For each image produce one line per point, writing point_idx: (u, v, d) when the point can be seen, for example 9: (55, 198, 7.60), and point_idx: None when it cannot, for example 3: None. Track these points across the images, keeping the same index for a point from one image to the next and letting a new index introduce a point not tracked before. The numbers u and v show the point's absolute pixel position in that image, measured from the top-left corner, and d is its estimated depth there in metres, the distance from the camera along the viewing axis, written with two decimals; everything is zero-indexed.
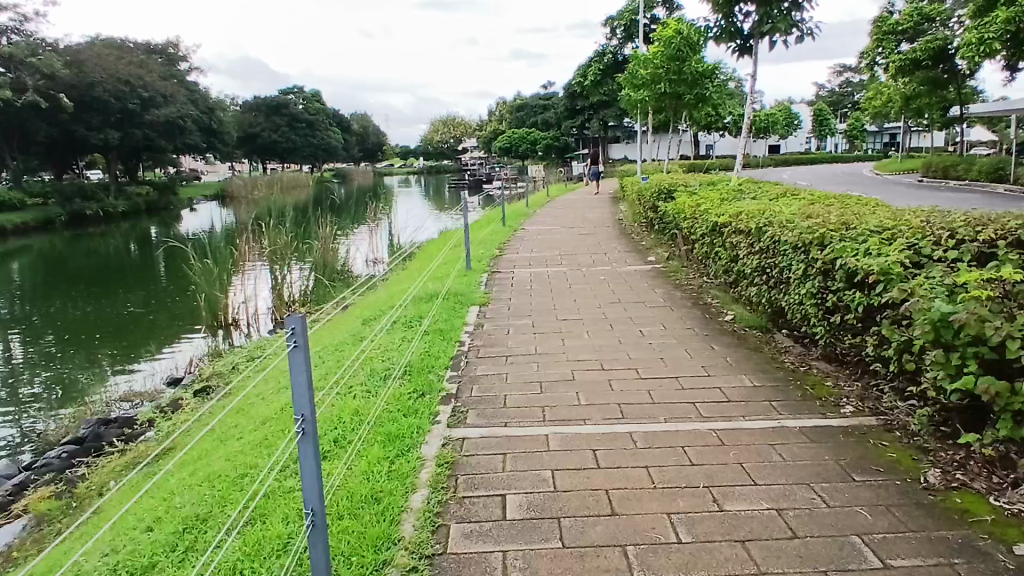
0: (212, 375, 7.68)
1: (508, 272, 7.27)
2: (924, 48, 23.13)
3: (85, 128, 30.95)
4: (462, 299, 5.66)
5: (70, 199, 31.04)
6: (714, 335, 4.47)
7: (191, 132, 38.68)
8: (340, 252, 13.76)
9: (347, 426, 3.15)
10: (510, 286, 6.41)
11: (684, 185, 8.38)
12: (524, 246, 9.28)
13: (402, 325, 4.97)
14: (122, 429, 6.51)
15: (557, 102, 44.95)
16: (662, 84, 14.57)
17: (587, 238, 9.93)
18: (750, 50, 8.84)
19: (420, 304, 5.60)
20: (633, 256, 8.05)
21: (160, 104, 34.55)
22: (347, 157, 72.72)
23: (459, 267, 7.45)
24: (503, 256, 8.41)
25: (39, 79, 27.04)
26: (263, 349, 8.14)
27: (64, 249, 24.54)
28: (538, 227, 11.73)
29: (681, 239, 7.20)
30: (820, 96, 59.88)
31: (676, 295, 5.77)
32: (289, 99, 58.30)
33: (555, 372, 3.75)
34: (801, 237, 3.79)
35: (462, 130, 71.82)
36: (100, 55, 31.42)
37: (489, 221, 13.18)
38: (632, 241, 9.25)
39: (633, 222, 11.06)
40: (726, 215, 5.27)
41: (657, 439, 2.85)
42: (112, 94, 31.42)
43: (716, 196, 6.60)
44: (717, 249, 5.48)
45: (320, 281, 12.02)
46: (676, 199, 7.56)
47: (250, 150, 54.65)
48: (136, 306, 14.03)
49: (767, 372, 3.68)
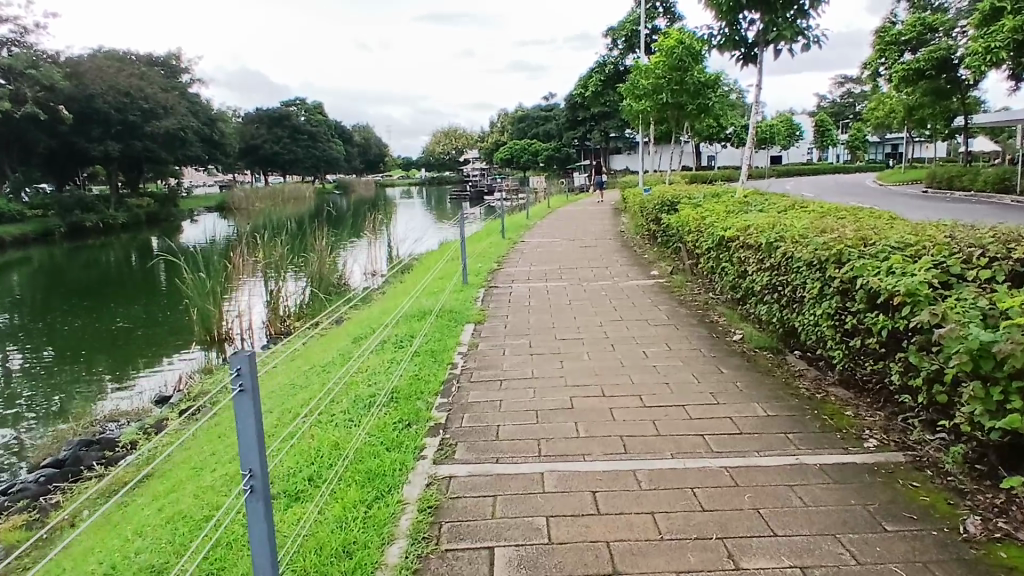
0: (201, 394, 7.45)
1: (505, 287, 7.01)
2: (927, 58, 22.99)
3: (85, 140, 30.87)
4: (456, 317, 5.41)
5: (69, 210, 30.94)
6: (722, 356, 4.20)
7: (191, 143, 38.64)
8: (337, 265, 13.57)
9: (323, 462, 2.90)
10: (507, 302, 6.16)
11: (687, 196, 8.13)
12: (523, 259, 9.06)
13: (391, 345, 4.72)
14: (103, 452, 6.25)
15: (558, 113, 44.87)
16: (664, 95, 14.34)
17: (588, 251, 9.70)
18: (755, 59, 8.61)
19: (408, 323, 5.34)
20: (636, 271, 7.77)
21: (160, 116, 34.53)
22: (349, 168, 72.80)
23: (455, 282, 7.21)
24: (502, 269, 8.19)
25: (38, 90, 26.97)
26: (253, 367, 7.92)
27: (62, 261, 24.37)
28: (539, 239, 11.49)
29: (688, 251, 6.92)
30: (822, 106, 59.82)
31: (682, 312, 5.50)
32: (291, 111, 58.39)
33: (553, 399, 3.48)
34: (815, 254, 3.53)
35: (463, 142, 71.94)
36: (101, 67, 31.42)
37: (488, 233, 12.98)
38: (634, 254, 9.01)
39: (635, 234, 10.82)
40: (732, 229, 5.02)
41: (664, 479, 2.58)
42: (113, 105, 31.35)
43: (722, 208, 6.36)
44: (723, 264, 5.22)
45: (315, 295, 11.86)
46: (680, 211, 7.31)
47: (252, 161, 54.71)
48: (127, 320, 13.77)
49: (781, 399, 3.41)
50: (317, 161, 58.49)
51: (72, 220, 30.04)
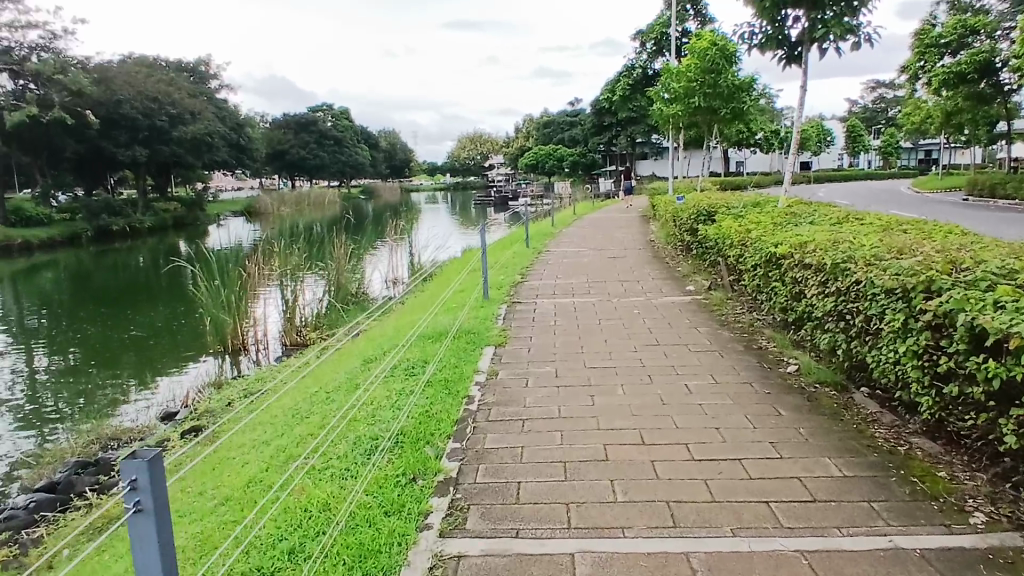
0: (206, 412, 7.06)
1: (529, 302, 6.53)
2: (969, 60, 22.09)
3: (113, 144, 31.00)
4: (474, 339, 4.92)
5: (96, 214, 31.06)
6: (779, 393, 3.66)
7: (218, 148, 38.72)
8: (356, 273, 13.16)
9: (308, 528, 2.43)
10: (531, 321, 5.66)
11: (725, 206, 7.58)
12: (548, 270, 8.56)
13: (400, 373, 4.23)
14: (97, 477, 5.87)
15: (584, 118, 44.30)
16: (696, 98, 13.74)
17: (617, 262, 9.19)
18: (799, 59, 8.04)
19: (421, 345, 4.85)
20: (669, 286, 7.21)
21: (187, 121, 34.63)
22: (375, 173, 72.92)
23: (476, 296, 6.74)
24: (525, 282, 7.71)
25: (66, 95, 27.07)
26: (262, 383, 7.50)
27: (89, 265, 24.37)
28: (565, 249, 10.99)
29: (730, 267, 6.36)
30: (853, 111, 58.58)
31: (726, 335, 4.93)
32: (318, 117, 58.56)
33: (585, 449, 2.96)
34: (897, 280, 2.98)
35: (489, 147, 71.75)
36: (129, 73, 31.58)
37: (511, 242, 12.51)
38: (666, 266, 8.48)
39: (667, 244, 10.27)
40: (786, 245, 4.48)
41: (726, 569, 2.06)
42: (141, 110, 31.43)
43: (769, 220, 5.82)
44: (774, 283, 4.67)
45: (332, 305, 11.44)
46: (719, 222, 6.78)
47: (279, 166, 54.92)
48: (143, 325, 13.48)
49: (857, 454, 2.87)
50: (343, 166, 58.51)
51: (99, 224, 30.11)
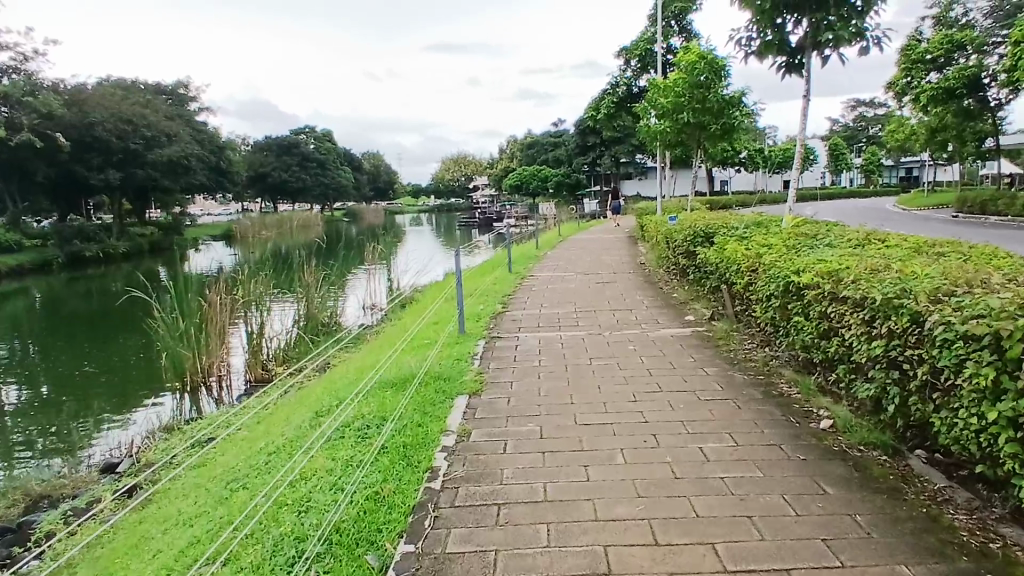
0: (149, 464, 6.28)
1: (510, 337, 5.81)
2: (957, 76, 21.88)
3: (85, 168, 30.10)
4: (444, 387, 4.18)
5: (69, 240, 30.11)
6: (815, 462, 2.96)
7: (195, 171, 37.92)
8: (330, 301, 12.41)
9: None
10: (512, 361, 4.95)
11: (724, 226, 6.93)
12: (533, 298, 7.87)
13: (352, 435, 3.49)
14: (9, 550, 5.08)
15: (568, 139, 43.95)
16: (685, 113, 13.17)
17: (607, 287, 8.52)
18: (800, 67, 7.45)
19: (382, 395, 4.12)
20: (666, 315, 6.50)
21: (164, 144, 33.83)
22: (358, 196, 72.38)
23: (450, 331, 6.00)
24: (506, 311, 7.02)
25: (36, 118, 26.19)
26: (214, 430, 6.72)
27: (59, 292, 23.43)
28: (551, 273, 10.33)
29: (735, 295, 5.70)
30: (834, 129, 58.74)
31: (739, 377, 4.25)
32: (300, 139, 58.00)
33: (579, 555, 2.23)
34: (979, 327, 2.31)
35: (473, 168, 71.49)
36: (103, 96, 30.78)
37: (493, 266, 11.86)
38: (660, 291, 7.83)
39: (658, 267, 9.64)
40: (810, 273, 3.82)
41: None
42: (114, 133, 30.54)
43: (779, 242, 5.17)
44: (796, 317, 4.01)
45: (300, 337, 10.67)
46: (720, 244, 6.11)
47: (260, 189, 54.15)
48: (101, 356, 12.63)
49: (940, 561, 2.17)
50: (326, 189, 57.79)
51: (71, 250, 29.06)
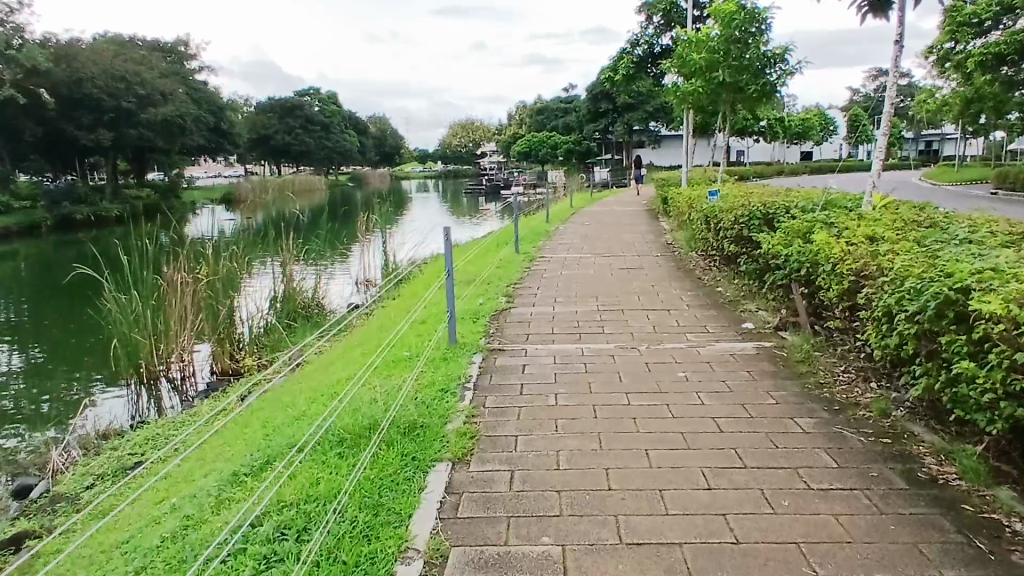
0: (69, 496, 5.01)
1: (518, 348, 4.43)
2: (1008, 40, 19.79)
3: (75, 127, 28.35)
4: (418, 454, 2.78)
5: (59, 202, 28.73)
6: None
7: (192, 132, 36.24)
8: (312, 279, 10.94)
9: None
10: (521, 393, 3.57)
11: (793, 208, 5.50)
12: (546, 287, 6.51)
13: (259, 559, 2.12)
14: None
15: (579, 105, 42.06)
16: (720, 72, 11.57)
17: (635, 275, 7.14)
18: (889, 5, 5.94)
19: (322, 464, 2.74)
20: (716, 318, 5.12)
21: (158, 102, 32.09)
22: (364, 161, 70.82)
23: (441, 341, 4.56)
24: (512, 308, 5.66)
25: (19, 73, 24.47)
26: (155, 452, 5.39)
27: (49, 256, 22.19)
28: (565, 254, 8.93)
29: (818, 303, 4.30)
30: (855, 99, 56.42)
31: (856, 441, 2.87)
32: (304, 101, 56.21)
33: None
34: None
35: (481, 134, 69.71)
36: (94, 51, 28.98)
37: (498, 243, 10.44)
38: (700, 284, 6.44)
39: (691, 251, 8.22)
40: (999, 301, 2.39)
41: None
42: (106, 91, 28.90)
43: (892, 233, 3.73)
44: (959, 361, 2.60)
45: (276, 325, 9.25)
46: (797, 231, 4.68)
47: (263, 152, 52.50)
48: (56, 329, 11.27)
49: None
50: (330, 153, 56.08)
51: (61, 212, 27.55)
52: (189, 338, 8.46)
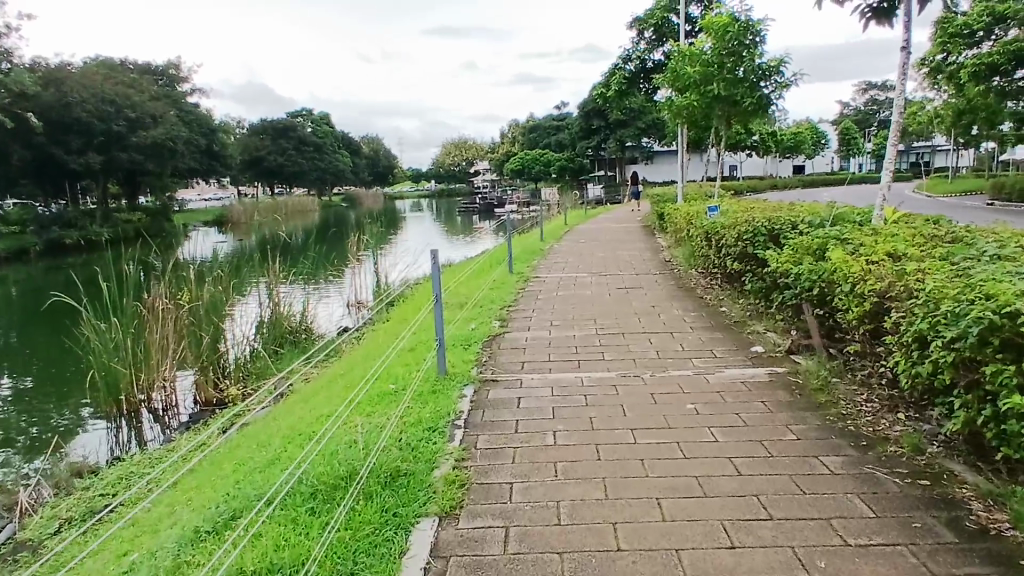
0: (37, 543, 4.64)
1: (514, 378, 4.12)
2: (1001, 51, 19.67)
3: (64, 151, 28.03)
4: (402, 509, 2.45)
5: (47, 227, 28.36)
6: None
7: (183, 154, 35.95)
8: (300, 303, 10.59)
9: None
10: (518, 430, 3.26)
11: (800, 222, 5.23)
12: (543, 309, 6.21)
13: None
14: None
15: (572, 122, 42.00)
16: (715, 85, 11.38)
17: (634, 294, 6.86)
18: (892, 12, 5.73)
19: (290, 522, 2.41)
20: (723, 341, 4.82)
21: (149, 125, 31.83)
22: (357, 181, 70.69)
23: (431, 371, 4.24)
24: (508, 333, 5.35)
25: (6, 97, 24.16)
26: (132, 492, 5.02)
27: (38, 281, 21.81)
28: (561, 273, 8.64)
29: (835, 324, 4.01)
30: (846, 113, 56.57)
31: (892, 485, 2.57)
32: (296, 122, 56.10)
33: None
34: None
35: (474, 152, 69.71)
36: (83, 74, 28.75)
37: (492, 263, 10.15)
38: (703, 304, 6.15)
39: (692, 268, 7.94)
40: None
41: None
42: (95, 114, 28.64)
43: (915, 250, 3.45)
44: (1008, 396, 2.31)
45: (263, 351, 8.88)
46: (808, 247, 4.40)
47: (256, 174, 52.29)
48: (35, 356, 10.88)
49: None
50: (322, 174, 55.93)
51: (50, 237, 27.14)
52: (170, 364, 8.07)
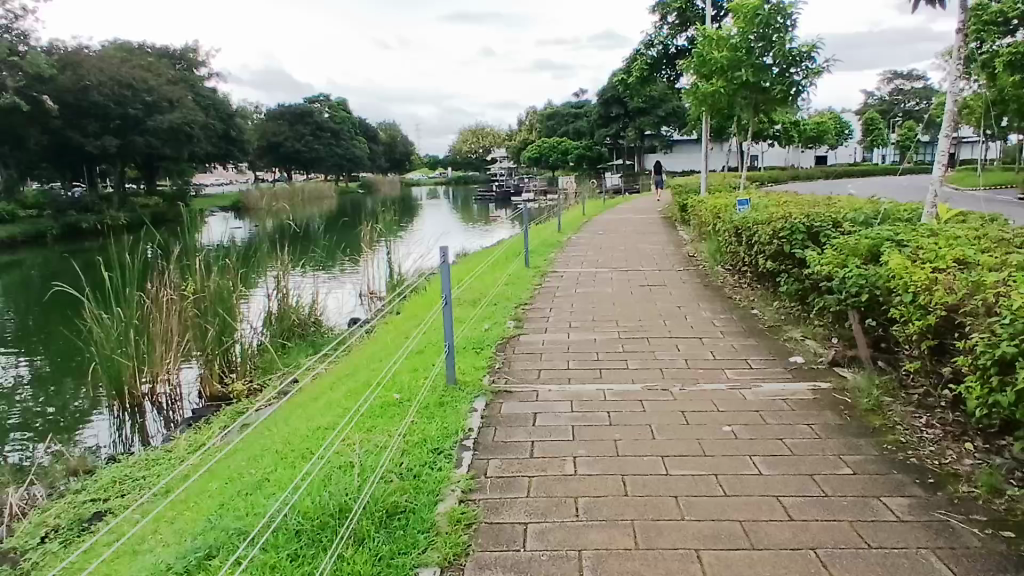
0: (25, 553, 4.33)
1: (530, 389, 3.77)
2: None
3: (81, 134, 27.91)
4: (400, 562, 2.09)
5: (64, 210, 28.30)
6: None
7: (200, 139, 35.79)
8: (310, 294, 10.23)
9: None
10: (536, 454, 2.91)
11: (843, 221, 4.82)
12: (562, 308, 5.85)
13: None
14: None
15: (590, 109, 41.39)
16: (742, 72, 10.90)
17: (658, 293, 6.48)
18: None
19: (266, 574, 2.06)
20: (757, 348, 4.44)
21: (165, 109, 31.65)
22: (373, 167, 70.44)
23: (441, 380, 3.87)
24: (524, 334, 5.00)
25: (23, 80, 23.99)
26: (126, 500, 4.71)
27: (54, 265, 21.71)
28: (580, 268, 8.26)
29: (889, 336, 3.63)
30: (870, 102, 55.40)
31: (971, 538, 2.19)
32: (313, 108, 55.84)
33: None
34: None
35: (491, 139, 69.17)
36: (101, 58, 28.56)
37: (508, 255, 9.79)
38: (732, 305, 5.77)
39: (718, 265, 7.54)
40: None
41: None
42: (112, 98, 28.47)
43: (988, 258, 3.03)
44: None
45: (271, 346, 8.52)
46: (856, 249, 3.99)
47: (273, 159, 52.16)
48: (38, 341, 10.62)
49: None
50: (339, 160, 55.70)
51: (67, 220, 27.03)
52: (175, 358, 7.72)
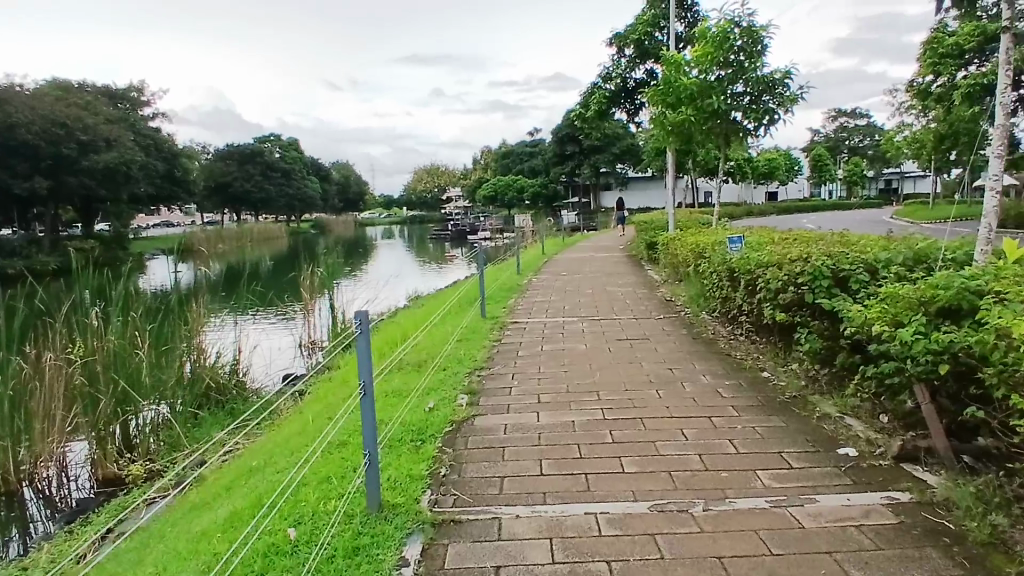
0: None
1: (492, 512, 2.64)
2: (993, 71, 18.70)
3: (8, 176, 25.91)
4: None
5: None
6: None
7: (139, 180, 33.78)
8: (227, 347, 8.51)
9: None
10: None
11: (874, 265, 3.84)
12: (526, 373, 4.74)
13: None
14: None
15: (546, 147, 40.83)
16: (714, 99, 10.09)
17: (641, 348, 5.45)
18: None
19: None
20: (785, 433, 3.39)
21: (101, 149, 29.46)
22: (326, 207, 68.95)
23: (367, 505, 2.63)
24: (484, 415, 3.87)
25: None
26: None
27: None
28: (547, 317, 7.19)
29: (998, 426, 2.59)
30: (817, 139, 56.21)
31: None
32: (264, 148, 54.25)
33: None
34: None
35: (446, 179, 68.30)
36: (32, 95, 26.69)
37: (464, 303, 8.63)
38: (732, 366, 4.76)
39: (702, 313, 6.57)
40: None
41: None
42: (43, 138, 26.55)
43: None
44: None
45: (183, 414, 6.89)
46: (925, 300, 2.95)
47: (221, 200, 50.34)
48: None
49: None
50: (291, 201, 54.10)
51: None
52: (62, 433, 5.34)
